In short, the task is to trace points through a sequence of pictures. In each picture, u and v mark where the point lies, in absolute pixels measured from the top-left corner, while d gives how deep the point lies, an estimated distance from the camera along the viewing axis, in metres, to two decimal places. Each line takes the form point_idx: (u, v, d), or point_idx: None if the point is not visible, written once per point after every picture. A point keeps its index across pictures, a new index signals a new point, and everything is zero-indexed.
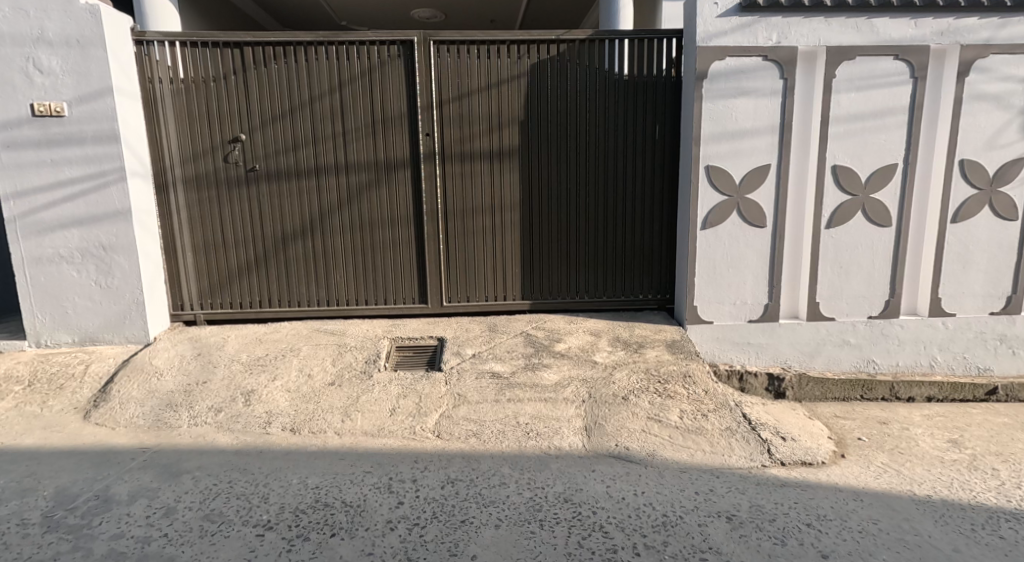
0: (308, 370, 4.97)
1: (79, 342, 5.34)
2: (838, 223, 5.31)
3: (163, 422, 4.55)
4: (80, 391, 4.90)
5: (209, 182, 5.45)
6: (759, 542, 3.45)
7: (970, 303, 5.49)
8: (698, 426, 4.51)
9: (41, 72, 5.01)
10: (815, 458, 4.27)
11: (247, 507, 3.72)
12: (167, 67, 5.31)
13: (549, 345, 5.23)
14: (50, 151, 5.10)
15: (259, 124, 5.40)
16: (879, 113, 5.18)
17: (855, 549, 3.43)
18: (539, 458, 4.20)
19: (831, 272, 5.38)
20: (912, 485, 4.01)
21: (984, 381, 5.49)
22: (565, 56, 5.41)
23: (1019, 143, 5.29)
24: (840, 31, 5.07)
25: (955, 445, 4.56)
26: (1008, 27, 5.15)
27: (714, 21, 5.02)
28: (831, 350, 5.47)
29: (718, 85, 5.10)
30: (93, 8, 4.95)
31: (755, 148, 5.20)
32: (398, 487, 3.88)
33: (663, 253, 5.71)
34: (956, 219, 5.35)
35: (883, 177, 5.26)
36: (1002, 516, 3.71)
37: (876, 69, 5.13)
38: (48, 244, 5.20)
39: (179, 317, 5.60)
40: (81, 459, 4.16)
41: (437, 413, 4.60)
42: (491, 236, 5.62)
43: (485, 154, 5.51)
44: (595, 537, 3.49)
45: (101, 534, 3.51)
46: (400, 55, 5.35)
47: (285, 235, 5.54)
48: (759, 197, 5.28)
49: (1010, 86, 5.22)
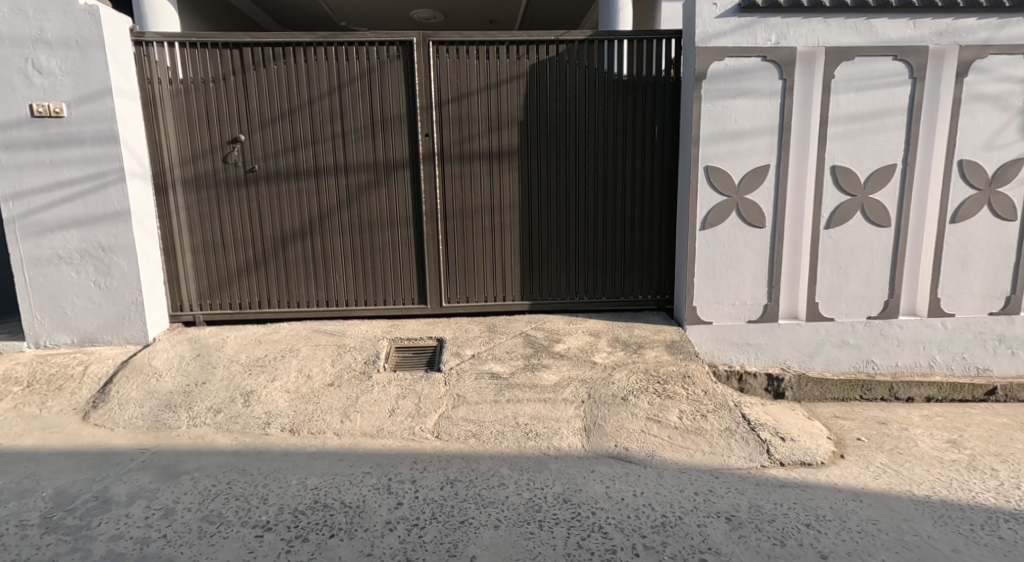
0: (307, 370, 4.97)
1: (78, 342, 5.34)
2: (837, 224, 5.31)
3: (163, 423, 4.55)
4: (79, 392, 4.90)
5: (208, 183, 5.45)
6: (759, 543, 3.45)
7: (969, 303, 5.49)
8: (698, 427, 4.51)
9: (40, 73, 5.01)
10: (815, 458, 4.27)
11: (246, 508, 3.71)
12: (166, 67, 5.31)
13: (548, 346, 5.23)
14: (49, 151, 5.09)
15: (259, 125, 5.40)
16: (878, 114, 5.19)
17: (854, 549, 3.43)
18: (539, 459, 4.20)
19: (831, 272, 5.38)
20: (912, 485, 4.01)
21: (983, 381, 5.49)
22: (565, 57, 5.42)
23: (1018, 143, 5.30)
24: (839, 32, 5.08)
25: (954, 445, 4.57)
26: (1007, 27, 5.15)
27: (713, 21, 5.02)
28: (830, 350, 5.47)
29: (718, 85, 5.10)
30: (92, 8, 4.95)
31: (755, 148, 5.21)
32: (398, 488, 3.88)
33: (663, 253, 5.71)
34: (956, 219, 5.36)
35: (883, 177, 5.27)
36: (1002, 516, 3.71)
37: (875, 69, 5.14)
38: (47, 245, 5.19)
39: (179, 318, 5.60)
40: (80, 460, 4.16)
41: (436, 413, 4.60)
42: (490, 236, 5.62)
43: (484, 154, 5.51)
44: (594, 538, 3.49)
45: (100, 535, 3.51)
46: (399, 56, 5.36)
47: (285, 235, 5.53)
48: (759, 198, 5.28)
49: (1009, 87, 5.22)
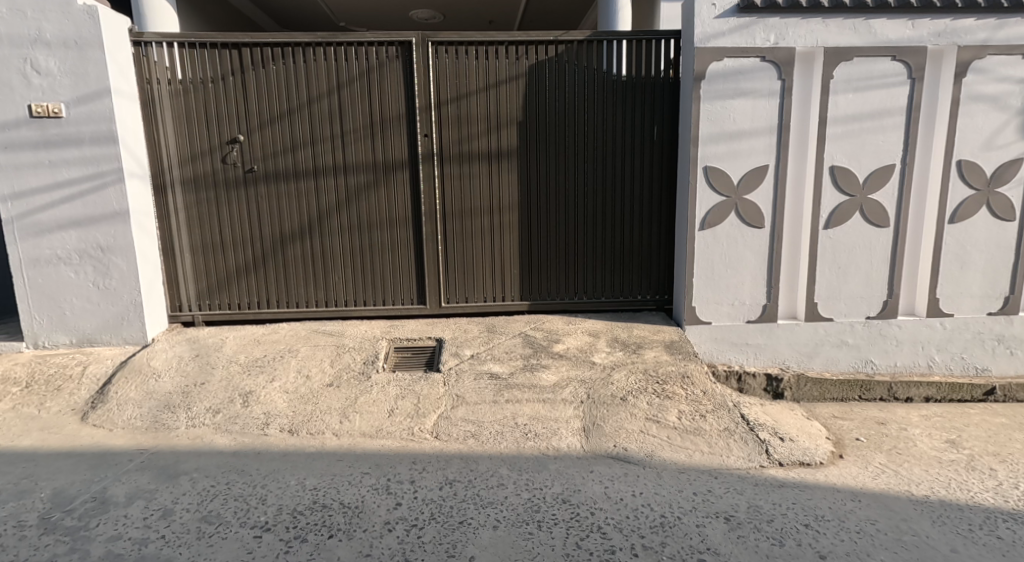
0: (306, 370, 4.97)
1: (77, 343, 5.34)
2: (836, 224, 5.31)
3: (161, 424, 4.55)
4: (78, 393, 4.89)
5: (206, 183, 5.44)
6: (757, 543, 3.45)
7: (968, 303, 5.50)
8: (697, 427, 4.51)
9: (39, 73, 5.01)
10: (813, 458, 4.27)
11: (244, 509, 3.71)
12: (164, 68, 5.30)
13: (547, 346, 5.23)
14: (48, 152, 5.09)
15: (257, 125, 5.40)
16: (877, 114, 5.19)
17: (852, 550, 3.43)
18: (538, 459, 4.20)
19: (829, 272, 5.39)
20: (910, 485, 4.02)
21: (982, 381, 5.49)
22: (564, 57, 5.42)
23: (1016, 143, 5.30)
24: (838, 32, 5.08)
25: (953, 445, 4.57)
26: (1005, 28, 5.15)
27: (711, 22, 5.03)
28: (829, 350, 5.48)
29: (716, 85, 5.11)
30: (91, 9, 4.95)
31: (753, 148, 5.21)
32: (396, 489, 3.88)
33: (662, 254, 5.71)
34: (955, 219, 5.36)
35: (881, 178, 5.27)
36: (1000, 516, 3.72)
37: (874, 69, 5.14)
38: (46, 246, 5.19)
39: (177, 318, 5.60)
40: (78, 461, 4.16)
41: (435, 414, 4.60)
42: (489, 236, 5.62)
43: (483, 154, 5.51)
44: (592, 538, 3.49)
45: (98, 536, 3.50)
46: (397, 56, 5.36)
47: (284, 235, 5.53)
48: (757, 198, 5.28)
49: (1007, 87, 5.23)
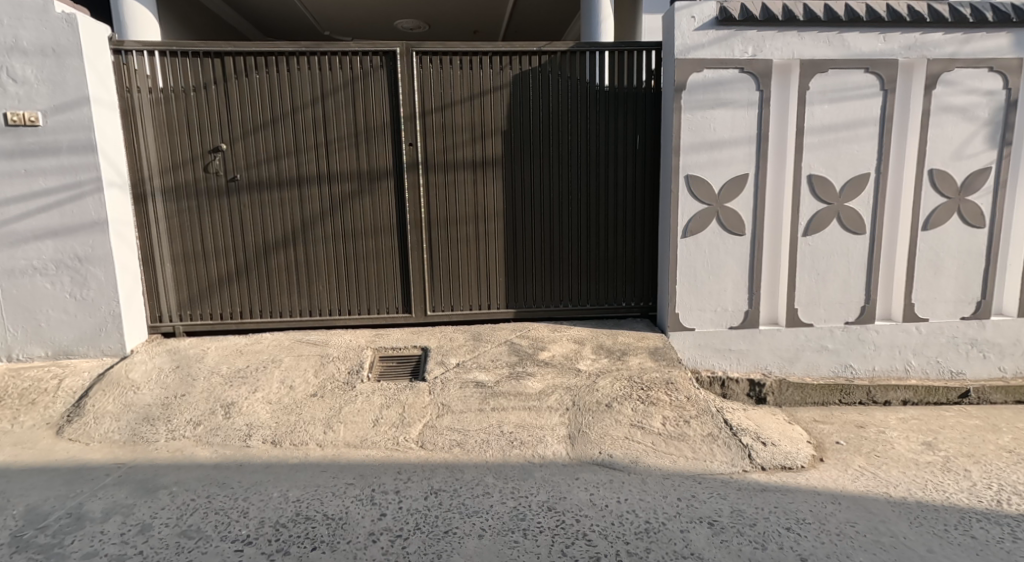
0: (290, 380, 4.92)
1: (53, 355, 5.23)
2: (814, 231, 5.42)
3: (139, 437, 4.47)
4: (52, 406, 4.79)
5: (188, 193, 5.39)
6: (740, 547, 3.49)
7: (941, 308, 5.64)
8: (681, 432, 4.56)
9: (16, 81, 4.93)
10: (795, 462, 4.34)
11: (225, 523, 3.66)
12: (145, 76, 5.25)
13: (533, 354, 5.25)
14: (24, 161, 5.00)
15: (240, 133, 5.36)
16: (852, 124, 5.33)
17: (832, 552, 3.48)
18: (523, 467, 4.21)
19: (809, 279, 5.49)
20: (889, 487, 4.10)
21: (957, 384, 5.63)
22: (548, 67, 5.47)
23: (985, 153, 5.47)
24: (814, 45, 5.20)
25: (929, 447, 4.68)
26: (971, 42, 5.32)
27: (691, 34, 5.13)
28: (810, 355, 5.57)
29: (696, 96, 5.21)
30: (70, 16, 4.89)
31: (733, 158, 5.31)
32: (380, 499, 3.85)
33: (645, 261, 5.77)
34: (927, 226, 5.51)
35: (857, 186, 5.40)
36: (974, 516, 3.81)
37: (848, 81, 5.28)
38: (21, 256, 5.09)
39: (157, 329, 5.52)
40: (52, 477, 4.06)
41: (420, 422, 4.58)
42: (475, 245, 5.64)
43: (468, 163, 5.53)
44: (578, 545, 3.50)
45: (73, 553, 3.43)
46: (382, 66, 5.37)
47: (268, 244, 5.49)
48: (737, 206, 5.38)
49: (974, 99, 5.40)
